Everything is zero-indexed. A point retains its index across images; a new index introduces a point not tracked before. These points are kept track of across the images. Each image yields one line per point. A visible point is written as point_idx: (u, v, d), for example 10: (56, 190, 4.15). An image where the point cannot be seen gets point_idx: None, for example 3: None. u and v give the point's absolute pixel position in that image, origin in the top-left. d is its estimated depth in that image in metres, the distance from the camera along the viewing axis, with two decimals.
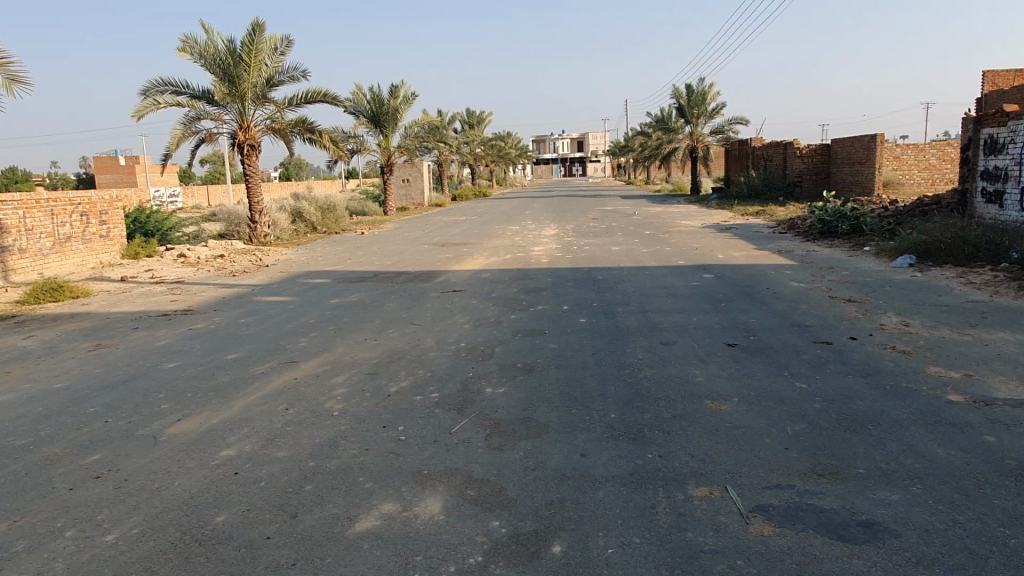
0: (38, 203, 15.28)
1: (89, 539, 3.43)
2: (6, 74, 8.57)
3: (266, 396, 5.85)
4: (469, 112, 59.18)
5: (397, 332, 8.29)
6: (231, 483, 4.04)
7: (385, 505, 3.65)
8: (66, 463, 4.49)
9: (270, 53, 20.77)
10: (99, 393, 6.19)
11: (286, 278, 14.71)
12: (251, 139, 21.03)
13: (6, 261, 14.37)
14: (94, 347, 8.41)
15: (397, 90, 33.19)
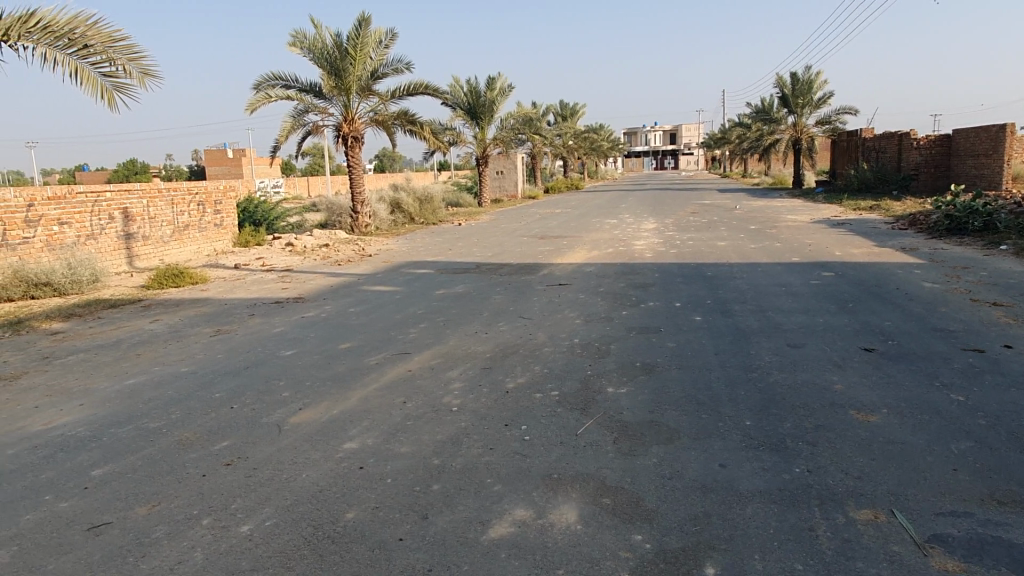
0: (159, 193, 16.10)
1: (225, 529, 3.42)
2: (140, 69, 8.95)
3: (382, 388, 5.82)
4: (563, 104, 58.91)
5: (506, 326, 8.16)
6: (358, 477, 3.98)
7: (519, 511, 3.48)
8: (197, 448, 4.57)
9: (375, 46, 21.15)
10: (224, 378, 6.35)
11: (390, 268, 14.89)
12: (355, 131, 21.49)
13: (131, 247, 15.21)
14: (216, 332, 8.70)
15: (494, 82, 33.23)
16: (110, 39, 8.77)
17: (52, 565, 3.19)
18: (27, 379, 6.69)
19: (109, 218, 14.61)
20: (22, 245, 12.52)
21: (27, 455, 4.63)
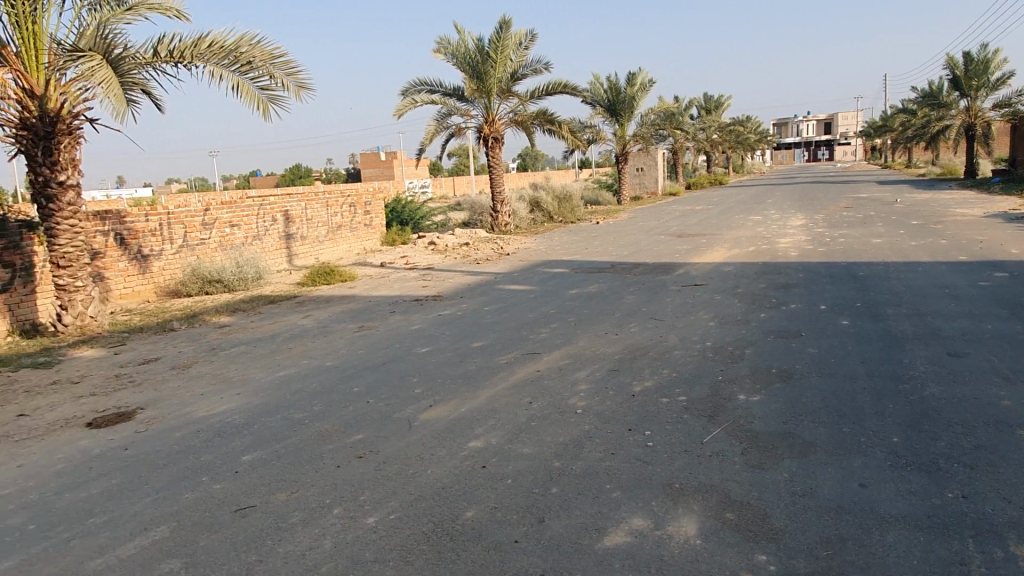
0: (316, 196, 17.24)
1: (353, 519, 3.61)
2: (296, 82, 9.61)
3: (509, 388, 5.90)
4: (707, 97, 57.09)
5: (638, 327, 8.02)
6: (480, 476, 4.06)
7: (636, 520, 3.41)
8: (334, 440, 4.84)
9: (515, 48, 21.45)
10: (363, 373, 6.70)
11: (526, 267, 15.06)
12: (495, 132, 21.95)
13: (291, 247, 16.40)
14: (360, 328, 9.20)
15: (635, 78, 32.75)
16: (271, 56, 9.45)
17: (203, 542, 3.50)
18: (197, 368, 7.39)
19: (272, 220, 15.83)
20: (199, 245, 13.83)
21: (191, 439, 5.12)
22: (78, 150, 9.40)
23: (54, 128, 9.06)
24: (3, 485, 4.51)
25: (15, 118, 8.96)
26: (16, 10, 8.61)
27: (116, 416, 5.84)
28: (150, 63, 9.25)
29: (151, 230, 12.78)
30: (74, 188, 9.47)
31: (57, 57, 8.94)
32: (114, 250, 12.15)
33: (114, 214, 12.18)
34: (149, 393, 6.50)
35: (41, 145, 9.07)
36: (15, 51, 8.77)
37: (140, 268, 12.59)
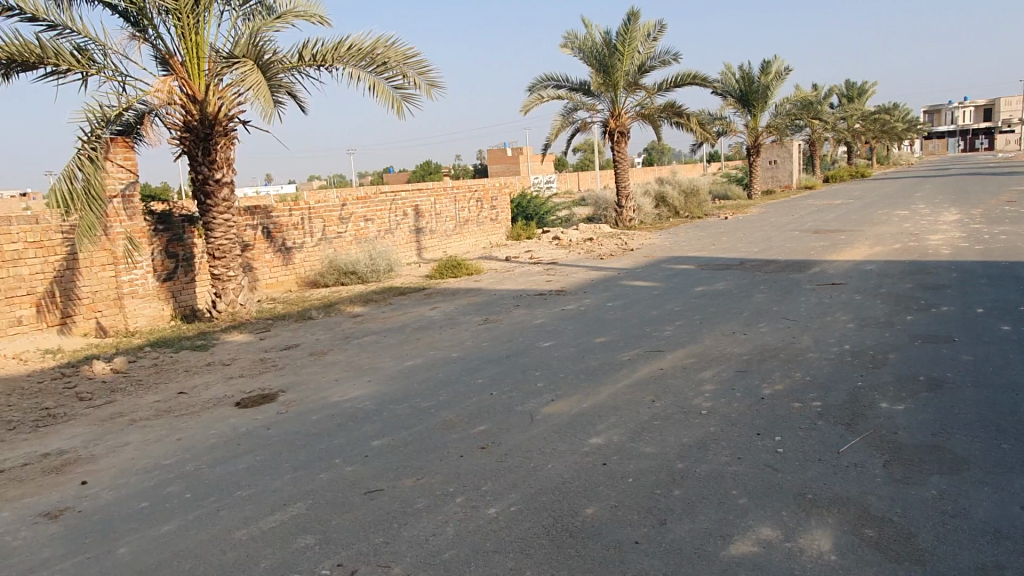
0: (445, 191, 17.72)
1: (475, 509, 3.68)
2: (427, 81, 9.91)
3: (632, 385, 5.81)
4: (849, 83, 53.66)
5: (768, 327, 7.68)
6: (600, 474, 4.02)
7: (764, 530, 3.26)
8: (458, 430, 4.96)
9: (643, 39, 21.06)
10: (487, 365, 6.83)
11: (650, 262, 14.78)
12: (621, 126, 21.69)
13: (420, 241, 16.96)
14: (485, 321, 9.38)
15: (769, 66, 31.29)
16: (404, 56, 9.79)
17: (335, 521, 3.69)
18: (333, 355, 7.80)
19: (404, 214, 16.43)
20: (336, 238, 14.59)
21: (326, 422, 5.41)
22: (232, 150, 10.15)
23: (212, 130, 9.82)
24: (165, 456, 4.97)
25: (180, 122, 9.82)
26: (182, 23, 9.41)
27: (261, 397, 6.28)
28: (297, 68, 9.83)
29: (294, 224, 13.61)
30: (229, 185, 10.25)
31: (216, 64, 9.71)
32: (261, 243, 13.04)
33: (262, 209, 13.08)
34: (290, 377, 6.93)
35: (201, 146, 9.87)
36: (181, 60, 9.60)
37: (284, 259, 13.45)
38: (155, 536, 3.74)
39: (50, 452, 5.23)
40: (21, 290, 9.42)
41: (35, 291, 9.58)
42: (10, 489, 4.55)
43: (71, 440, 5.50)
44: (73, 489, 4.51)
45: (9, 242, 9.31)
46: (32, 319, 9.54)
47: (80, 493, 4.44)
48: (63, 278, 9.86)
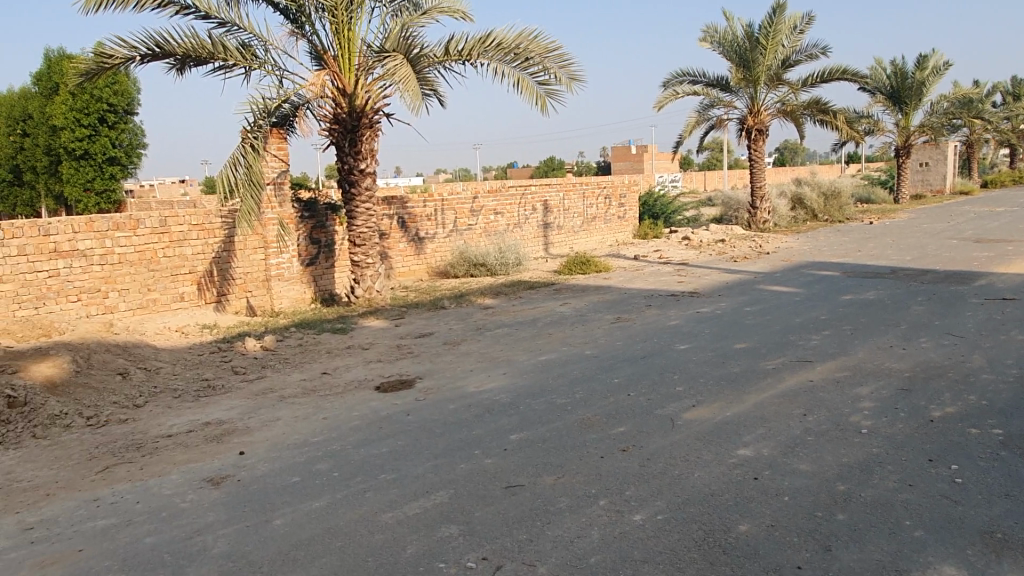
0: (574, 186, 17.62)
1: (620, 514, 3.56)
2: (568, 75, 9.82)
3: (780, 395, 5.47)
4: (1017, 80, 48.85)
5: (931, 342, 7.04)
6: (753, 488, 3.79)
7: (948, 569, 2.94)
8: (597, 430, 4.85)
9: (788, 32, 19.99)
10: (621, 365, 6.67)
11: (789, 267, 14.03)
12: (760, 123, 20.75)
13: (548, 236, 16.96)
14: (616, 319, 9.20)
15: (926, 60, 28.92)
16: (546, 49, 9.75)
17: (478, 513, 3.69)
18: (466, 345, 7.89)
19: (532, 209, 16.49)
20: (467, 230, 14.84)
21: (462, 412, 5.46)
22: (376, 141, 10.48)
23: (359, 122, 10.20)
24: (313, 434, 5.17)
25: (330, 114, 10.27)
26: (337, 20, 9.82)
27: (399, 382, 6.43)
28: (442, 63, 10.03)
29: (427, 214, 13.95)
30: (372, 175, 10.62)
31: (366, 59, 10.06)
32: (397, 232, 13.46)
33: (398, 199, 13.49)
34: (425, 365, 7.07)
35: (349, 138, 10.29)
36: (334, 55, 10.03)
37: (417, 249, 13.82)
38: (307, 511, 3.89)
39: (211, 422, 5.58)
40: (184, 268, 10.19)
41: (196, 270, 10.33)
42: (177, 454, 4.89)
43: (228, 411, 5.86)
44: (231, 459, 4.78)
45: (176, 223, 10.08)
46: (192, 295, 10.31)
47: (238, 462, 4.69)
48: (220, 259, 10.56)
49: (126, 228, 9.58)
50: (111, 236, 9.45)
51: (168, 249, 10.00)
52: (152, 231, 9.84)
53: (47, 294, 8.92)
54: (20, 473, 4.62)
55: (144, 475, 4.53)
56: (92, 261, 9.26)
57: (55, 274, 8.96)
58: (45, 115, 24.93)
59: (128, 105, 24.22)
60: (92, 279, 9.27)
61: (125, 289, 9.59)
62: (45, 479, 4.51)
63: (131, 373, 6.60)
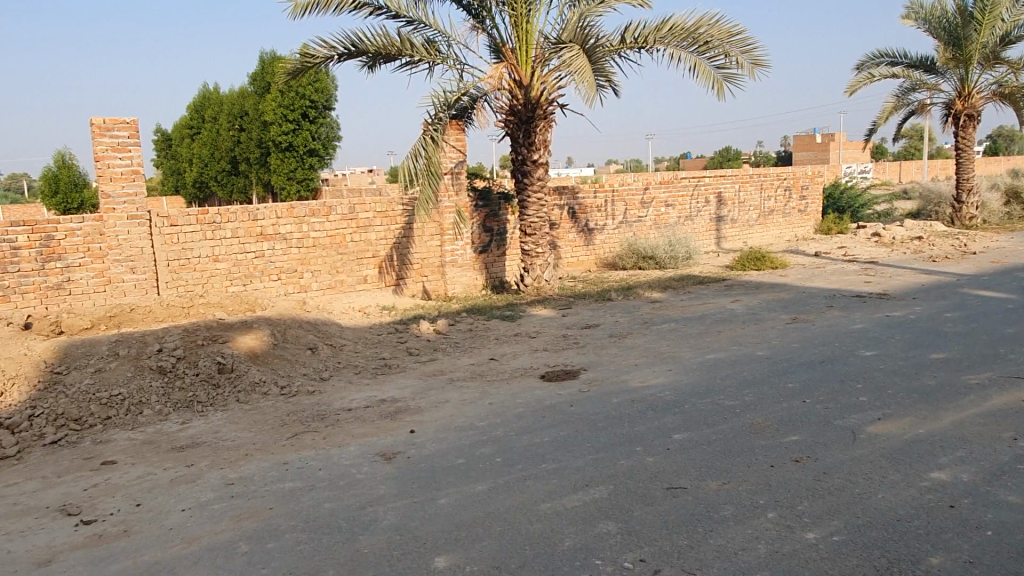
0: (751, 178, 16.77)
1: (790, 530, 3.34)
2: (751, 59, 9.33)
3: (984, 415, 4.87)
4: None
5: None
6: (947, 518, 3.40)
7: None
8: (768, 437, 4.59)
9: (1011, 4, 17.41)
10: (797, 369, 6.25)
11: (1000, 269, 12.45)
12: (970, 108, 18.55)
13: (720, 229, 16.28)
14: (792, 320, 8.64)
15: None
16: (729, 33, 9.32)
17: (638, 512, 3.63)
18: (632, 339, 7.77)
19: (705, 201, 15.89)
20: (637, 222, 14.60)
21: (626, 407, 5.38)
22: (550, 131, 10.57)
23: (534, 113, 10.35)
24: (478, 418, 5.34)
25: (507, 106, 10.50)
26: (516, 13, 9.96)
27: (564, 372, 6.47)
28: (615, 49, 9.90)
29: (597, 205, 13.88)
30: (544, 166, 10.75)
31: (543, 51, 10.12)
32: (566, 223, 13.52)
33: (570, 190, 13.52)
34: (590, 356, 7.05)
35: (523, 128, 10.47)
36: (512, 47, 10.19)
37: (586, 239, 13.81)
38: (470, 493, 4.03)
39: (386, 399, 5.94)
40: (369, 252, 10.90)
41: (379, 255, 11.02)
42: (356, 427, 5.25)
43: (403, 390, 6.20)
44: (403, 436, 5.05)
45: (363, 210, 10.79)
46: (375, 278, 11.02)
47: (409, 440, 4.95)
48: (400, 244, 11.18)
49: (320, 214, 10.41)
50: (307, 221, 10.31)
51: (355, 234, 10.75)
52: (343, 217, 10.62)
53: (253, 272, 9.92)
54: (225, 433, 5.18)
55: (328, 444, 4.91)
56: (291, 244, 10.18)
57: (261, 255, 9.95)
58: (258, 111, 27.67)
59: (326, 101, 26.18)
60: (290, 260, 10.19)
61: (318, 270, 10.45)
62: (245, 440, 5.02)
63: (320, 348, 7.17)
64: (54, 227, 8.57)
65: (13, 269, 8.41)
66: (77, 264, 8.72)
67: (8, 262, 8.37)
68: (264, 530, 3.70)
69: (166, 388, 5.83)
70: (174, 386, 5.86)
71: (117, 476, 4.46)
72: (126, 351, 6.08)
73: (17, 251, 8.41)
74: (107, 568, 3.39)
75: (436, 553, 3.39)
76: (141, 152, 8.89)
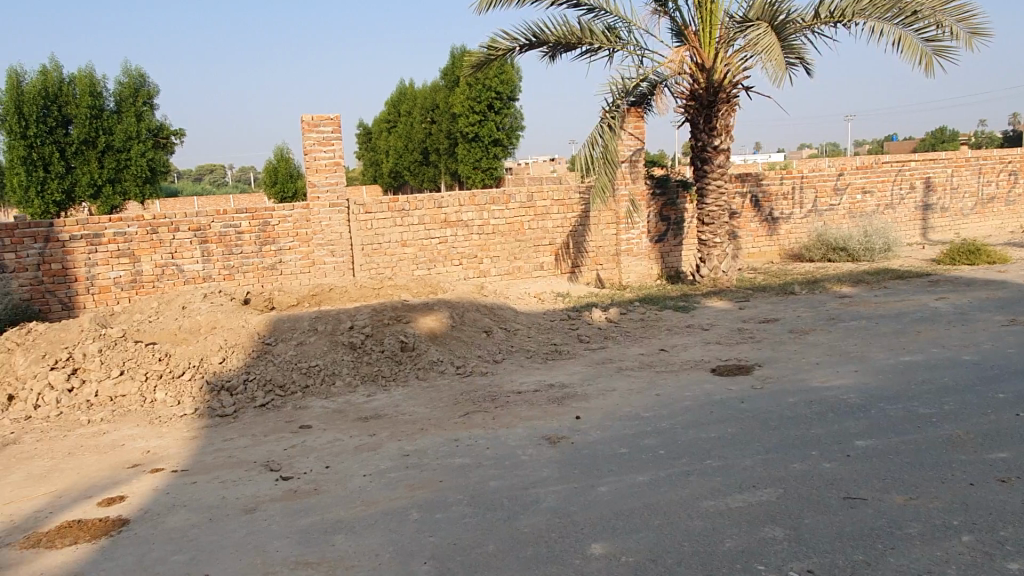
0: (967, 161, 14.97)
1: (987, 557, 3.00)
2: (967, 28, 8.33)
3: None
4: None
5: None
6: None
7: None
8: (968, 451, 4.12)
9: None
10: (1011, 377, 5.54)
11: None
12: None
13: (928, 218, 14.72)
14: (1010, 321, 7.64)
15: None
16: (940, 3, 8.48)
17: (808, 520, 3.43)
18: (815, 336, 7.28)
19: (910, 187, 14.41)
20: (828, 211, 13.59)
21: (802, 407, 5.07)
22: (733, 116, 10.12)
23: (716, 97, 9.97)
24: (644, 408, 5.28)
25: (688, 90, 10.20)
26: None
27: (737, 367, 6.22)
28: (808, 25, 9.24)
29: (784, 193, 13.09)
30: (726, 152, 10.32)
31: (728, 31, 9.59)
32: (749, 211, 12.90)
33: (753, 176, 12.87)
34: (767, 352, 6.71)
35: (704, 114, 10.13)
36: (695, 30, 9.81)
37: (770, 229, 13.08)
38: (631, 483, 4.02)
39: (555, 384, 6.06)
40: (545, 240, 11.11)
41: (555, 242, 11.19)
42: (524, 410, 5.41)
43: (571, 376, 6.29)
44: (568, 421, 5.13)
45: (541, 198, 11.00)
46: (551, 265, 11.21)
47: (574, 426, 5.02)
48: (576, 232, 11.27)
49: (500, 202, 10.76)
50: (488, 209, 10.71)
51: (532, 222, 10.99)
52: (521, 205, 10.90)
53: (437, 257, 10.49)
54: (405, 407, 5.56)
55: (497, 425, 5.11)
56: (472, 231, 10.63)
57: (444, 241, 10.49)
58: (447, 104, 29.01)
59: (511, 92, 26.85)
60: (471, 246, 10.65)
61: (497, 257, 10.83)
62: (421, 415, 5.36)
63: (494, 331, 7.45)
64: (269, 213, 9.58)
65: (237, 251, 9.53)
66: (287, 247, 9.71)
67: (233, 244, 9.50)
68: (433, 501, 3.94)
69: (356, 362, 6.35)
70: (362, 361, 6.37)
71: (312, 440, 4.95)
72: (324, 327, 6.69)
73: (240, 235, 9.52)
74: (299, 520, 3.79)
75: (593, 540, 3.42)
76: (342, 145, 9.68)
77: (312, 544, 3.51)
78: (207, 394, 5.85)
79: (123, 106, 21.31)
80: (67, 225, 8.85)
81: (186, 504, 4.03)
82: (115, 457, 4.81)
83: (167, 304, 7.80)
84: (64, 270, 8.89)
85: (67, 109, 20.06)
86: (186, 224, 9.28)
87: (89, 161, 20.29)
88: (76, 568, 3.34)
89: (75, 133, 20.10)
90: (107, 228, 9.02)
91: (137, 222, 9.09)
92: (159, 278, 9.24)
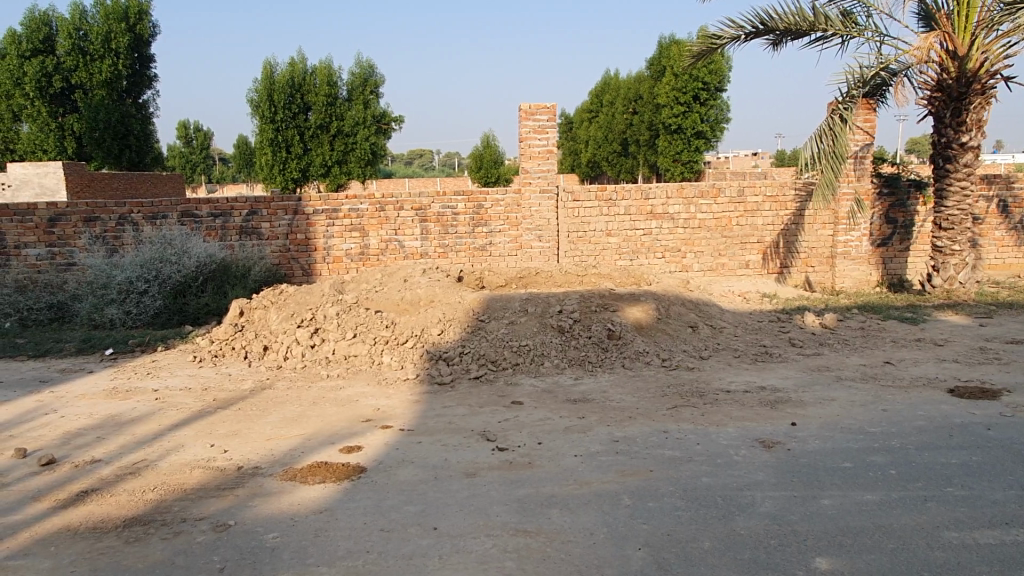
0: None
1: None
2: None
3: None
4: None
5: None
6: None
7: None
8: None
9: None
10: None
11: None
12: None
13: None
14: None
15: None
16: None
17: None
18: None
19: None
20: None
21: None
22: (987, 110, 9.09)
23: (968, 89, 8.97)
24: (870, 423, 4.91)
25: (934, 80, 9.25)
26: None
27: (981, 390, 5.56)
28: None
29: None
30: (975, 150, 9.27)
31: (990, 14, 8.47)
32: (994, 218, 11.47)
33: (1002, 178, 11.47)
34: (1019, 376, 5.94)
35: (952, 107, 9.18)
36: (948, 13, 8.79)
37: (1019, 239, 11.53)
38: (858, 500, 3.77)
39: (767, 387, 5.82)
40: (755, 237, 10.64)
41: (765, 241, 10.67)
42: (735, 410, 5.25)
43: (785, 380, 6.00)
44: (783, 427, 4.90)
45: (754, 194, 10.54)
46: (757, 264, 10.73)
47: (790, 432, 4.79)
48: (789, 231, 10.68)
49: (709, 196, 10.45)
50: (696, 202, 10.45)
51: (742, 218, 10.57)
52: (731, 200, 10.51)
53: (641, 248, 10.43)
54: (612, 393, 5.62)
55: (707, 421, 5.02)
56: (678, 224, 10.44)
57: (649, 233, 10.40)
58: (651, 95, 28.38)
59: (720, 83, 25.68)
60: (676, 240, 10.47)
61: (701, 252, 10.56)
62: (629, 403, 5.39)
63: (700, 327, 7.28)
64: (484, 197, 10.05)
65: (452, 231, 10.11)
66: (498, 230, 10.14)
67: (449, 224, 10.08)
68: (644, 490, 3.95)
69: (564, 346, 6.51)
70: (570, 345, 6.52)
71: (524, 416, 5.16)
72: (534, 309, 6.90)
73: (456, 216, 10.09)
74: (516, 490, 3.98)
75: (817, 554, 3.26)
76: (557, 133, 9.89)
77: (529, 515, 3.67)
78: (427, 362, 6.29)
79: (354, 95, 23.31)
80: (312, 200, 9.86)
81: (414, 461, 4.38)
82: (350, 410, 5.34)
83: (390, 276, 8.44)
84: (306, 240, 9.94)
85: (308, 97, 22.27)
86: (410, 203, 9.99)
87: (322, 143, 22.64)
88: (326, 504, 3.76)
89: (314, 119, 22.35)
90: (343, 204, 9.92)
91: (368, 199, 9.93)
92: (383, 252, 10.06)
